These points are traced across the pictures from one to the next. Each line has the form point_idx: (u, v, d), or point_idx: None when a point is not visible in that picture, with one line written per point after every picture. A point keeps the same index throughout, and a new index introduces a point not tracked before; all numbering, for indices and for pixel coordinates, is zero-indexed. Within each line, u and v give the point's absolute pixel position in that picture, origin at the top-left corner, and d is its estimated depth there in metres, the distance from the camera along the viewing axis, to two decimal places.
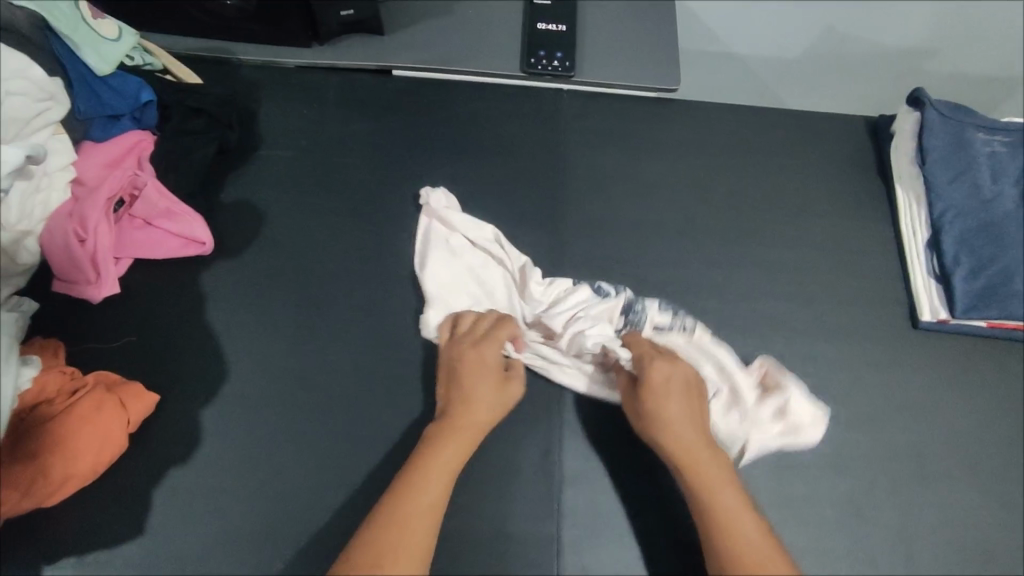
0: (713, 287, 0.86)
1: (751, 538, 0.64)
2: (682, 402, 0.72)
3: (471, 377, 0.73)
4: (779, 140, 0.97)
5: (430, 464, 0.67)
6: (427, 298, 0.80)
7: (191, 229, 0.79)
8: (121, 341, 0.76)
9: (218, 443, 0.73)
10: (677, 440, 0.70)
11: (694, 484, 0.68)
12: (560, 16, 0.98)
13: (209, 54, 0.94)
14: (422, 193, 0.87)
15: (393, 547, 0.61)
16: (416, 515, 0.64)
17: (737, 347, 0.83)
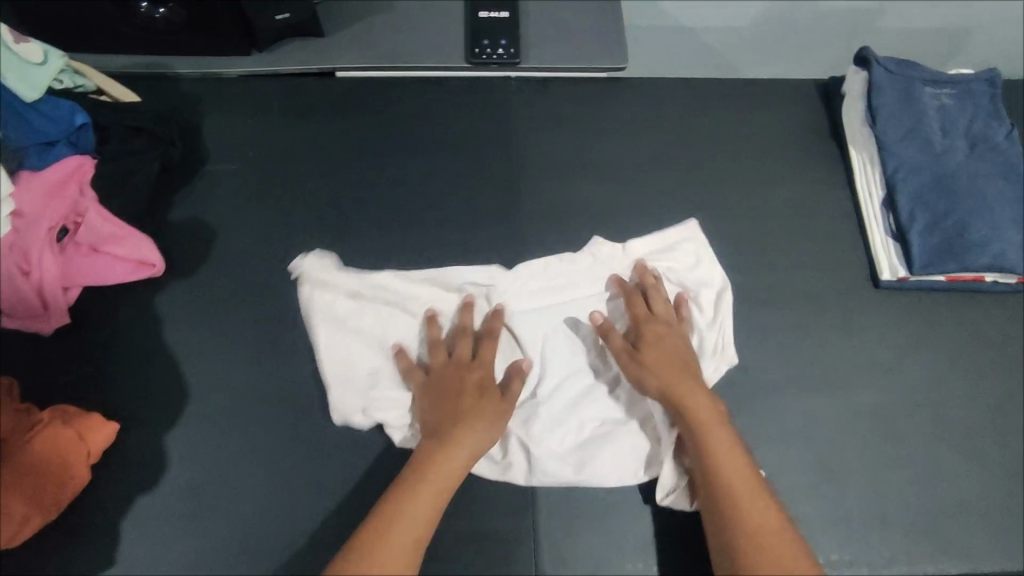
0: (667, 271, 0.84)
1: (748, 470, 0.68)
2: (679, 361, 0.75)
3: (463, 405, 0.71)
4: (732, 111, 0.96)
5: (438, 461, 0.68)
6: (327, 377, 0.75)
7: (139, 251, 0.78)
8: (76, 371, 0.75)
9: (185, 466, 0.72)
10: (671, 383, 0.73)
11: (696, 422, 0.70)
12: (501, 3, 0.97)
13: (143, 71, 0.91)
14: (294, 262, 0.81)
15: (395, 536, 0.63)
16: (419, 509, 0.65)
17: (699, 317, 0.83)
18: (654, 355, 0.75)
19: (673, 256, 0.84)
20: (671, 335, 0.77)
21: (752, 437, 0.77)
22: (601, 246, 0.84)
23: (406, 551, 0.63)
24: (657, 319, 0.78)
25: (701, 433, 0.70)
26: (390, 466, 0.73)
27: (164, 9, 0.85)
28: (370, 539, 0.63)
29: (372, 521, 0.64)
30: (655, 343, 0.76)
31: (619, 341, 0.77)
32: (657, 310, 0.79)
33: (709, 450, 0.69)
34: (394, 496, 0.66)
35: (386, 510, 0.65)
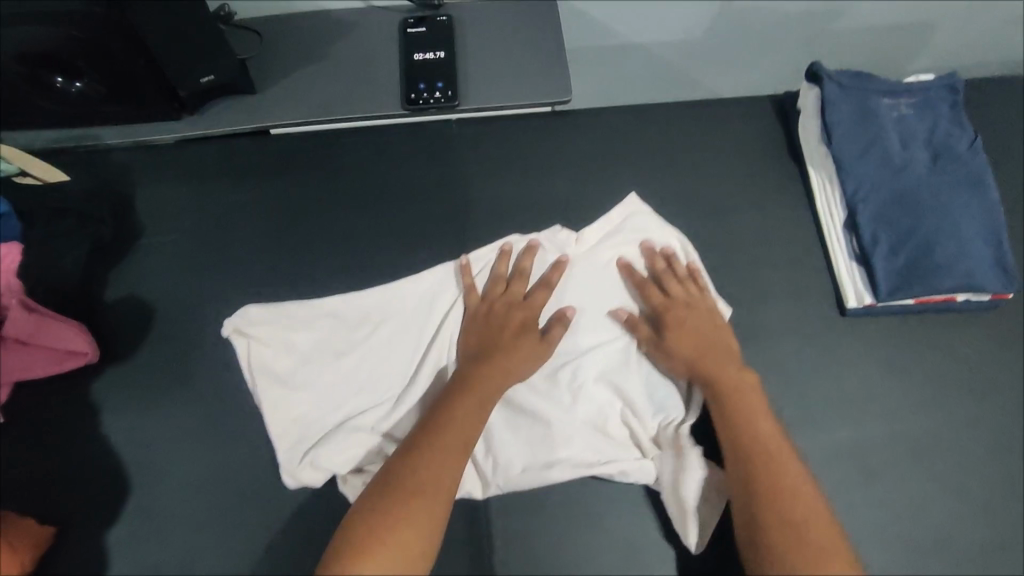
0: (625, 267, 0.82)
1: (775, 435, 0.68)
2: (707, 339, 0.75)
3: (511, 337, 0.75)
4: (685, 136, 0.92)
5: (469, 409, 0.68)
6: (275, 438, 0.73)
7: (70, 341, 0.74)
8: (12, 470, 0.73)
9: (129, 563, 0.70)
10: (704, 359, 0.74)
11: (726, 395, 0.71)
12: (437, 42, 0.93)
13: (74, 144, 0.88)
14: (224, 329, 0.78)
15: (431, 472, 0.62)
16: (453, 449, 0.64)
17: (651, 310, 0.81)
18: (682, 334, 0.76)
19: (622, 235, 0.83)
20: (694, 314, 0.77)
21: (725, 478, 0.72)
22: (556, 233, 0.83)
23: (440, 487, 0.62)
24: (683, 298, 0.78)
25: (735, 403, 0.70)
26: None
27: (80, 83, 0.81)
28: (407, 474, 0.62)
29: (405, 459, 0.63)
30: (673, 324, 0.76)
31: (643, 325, 0.78)
32: (675, 293, 0.79)
33: (742, 417, 0.69)
34: (426, 439, 0.65)
35: (419, 450, 0.64)
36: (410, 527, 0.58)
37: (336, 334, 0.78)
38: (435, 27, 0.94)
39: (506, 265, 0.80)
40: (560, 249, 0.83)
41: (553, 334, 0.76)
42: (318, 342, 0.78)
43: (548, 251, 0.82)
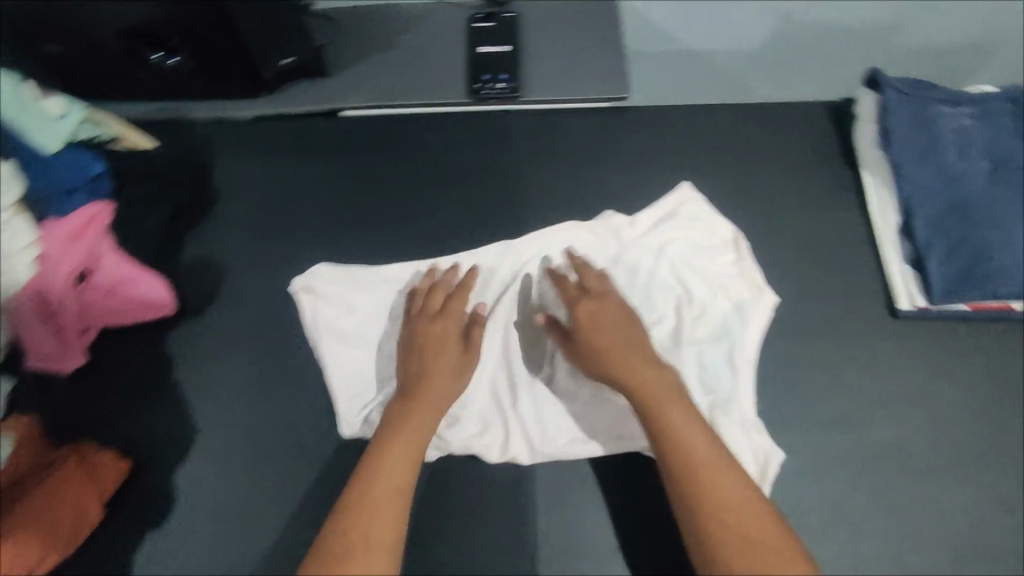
0: (679, 254, 0.86)
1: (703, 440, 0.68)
2: (621, 340, 0.74)
3: (430, 348, 0.75)
4: (739, 136, 0.94)
5: (396, 452, 0.69)
6: (335, 391, 0.78)
7: (152, 292, 0.81)
8: (92, 410, 0.79)
9: (193, 502, 0.74)
10: (620, 368, 0.73)
11: (646, 406, 0.71)
12: (502, 36, 0.97)
13: (161, 115, 0.95)
14: (291, 287, 0.82)
15: (367, 533, 0.63)
16: (386, 501, 0.66)
17: (700, 293, 0.84)
18: (592, 337, 0.74)
19: (678, 220, 0.87)
20: (605, 309, 0.76)
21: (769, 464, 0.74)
22: (611, 219, 0.87)
23: (378, 544, 0.63)
24: (589, 295, 0.77)
25: (652, 411, 0.70)
26: None
27: (176, 59, 0.86)
28: (342, 540, 0.63)
29: (339, 522, 0.64)
30: (588, 323, 0.75)
31: (557, 328, 0.78)
32: (592, 286, 0.78)
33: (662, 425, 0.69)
34: (356, 497, 0.66)
35: (351, 511, 0.65)
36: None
37: (403, 296, 0.82)
38: (502, 22, 0.98)
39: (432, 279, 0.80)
40: (615, 236, 0.86)
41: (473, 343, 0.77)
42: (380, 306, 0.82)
43: (602, 239, 0.86)
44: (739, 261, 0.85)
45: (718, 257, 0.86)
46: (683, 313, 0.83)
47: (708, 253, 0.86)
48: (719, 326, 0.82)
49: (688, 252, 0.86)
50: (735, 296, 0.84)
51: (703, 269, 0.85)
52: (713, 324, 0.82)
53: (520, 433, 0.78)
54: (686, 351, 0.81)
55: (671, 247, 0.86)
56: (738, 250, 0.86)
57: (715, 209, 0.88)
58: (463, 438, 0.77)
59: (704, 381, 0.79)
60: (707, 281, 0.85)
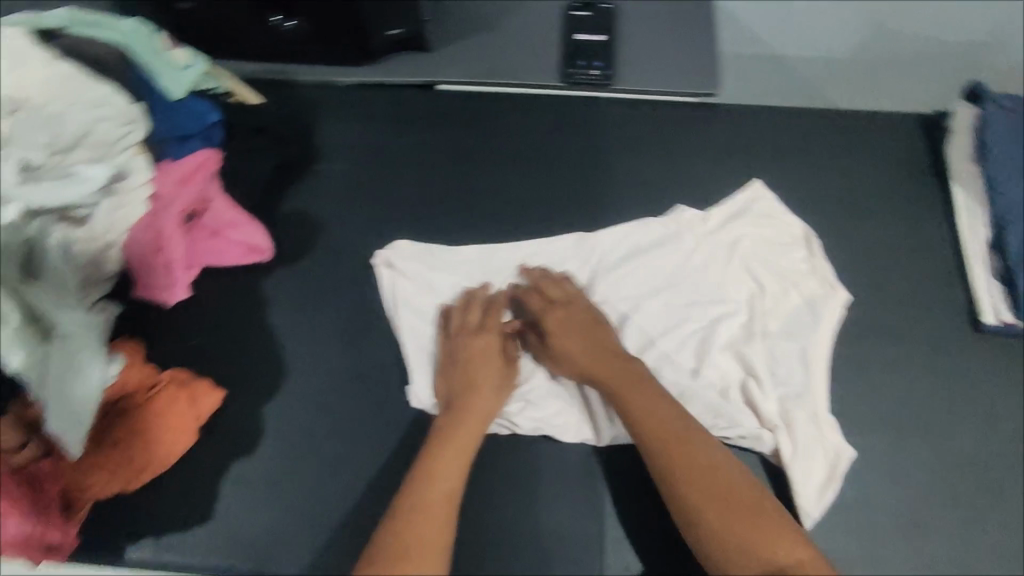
0: (759, 247, 0.87)
1: (686, 434, 0.70)
2: (591, 344, 0.77)
3: (476, 361, 0.78)
4: (825, 141, 0.95)
5: (445, 462, 0.71)
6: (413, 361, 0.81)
7: (253, 238, 0.86)
8: (191, 342, 0.84)
9: (280, 436, 0.79)
10: (592, 370, 0.76)
11: (623, 408, 0.73)
12: (599, 25, 1.00)
13: (267, 75, 0.99)
14: (377, 256, 0.87)
15: (418, 536, 0.66)
16: (434, 508, 0.68)
17: (775, 288, 0.84)
18: (563, 343, 0.77)
19: (747, 219, 0.88)
20: (571, 315, 0.79)
21: (840, 459, 0.75)
22: (684, 214, 0.88)
23: (431, 544, 0.66)
24: (556, 305, 0.80)
25: (626, 409, 0.73)
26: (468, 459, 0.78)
27: (293, 22, 0.94)
28: (392, 541, 0.65)
29: (389, 525, 0.67)
30: (556, 330, 0.78)
31: (535, 339, 0.81)
32: (553, 296, 0.81)
33: (642, 421, 0.72)
34: (406, 502, 0.68)
35: (401, 514, 0.67)
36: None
37: (483, 269, 0.85)
38: (598, 12, 1.01)
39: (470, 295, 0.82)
40: (694, 230, 0.88)
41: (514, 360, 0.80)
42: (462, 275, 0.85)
43: (680, 231, 0.88)
44: (810, 258, 0.86)
45: (791, 254, 0.86)
46: (754, 306, 0.83)
47: (782, 249, 0.87)
48: (795, 322, 0.82)
49: (759, 246, 0.87)
50: (807, 293, 0.84)
51: (777, 265, 0.86)
52: (784, 320, 0.83)
53: (590, 415, 0.78)
54: (758, 343, 0.80)
55: (742, 242, 0.87)
56: (810, 248, 0.87)
57: (787, 208, 0.90)
58: (535, 415, 0.78)
59: (774, 374, 0.79)
60: (782, 277, 0.85)
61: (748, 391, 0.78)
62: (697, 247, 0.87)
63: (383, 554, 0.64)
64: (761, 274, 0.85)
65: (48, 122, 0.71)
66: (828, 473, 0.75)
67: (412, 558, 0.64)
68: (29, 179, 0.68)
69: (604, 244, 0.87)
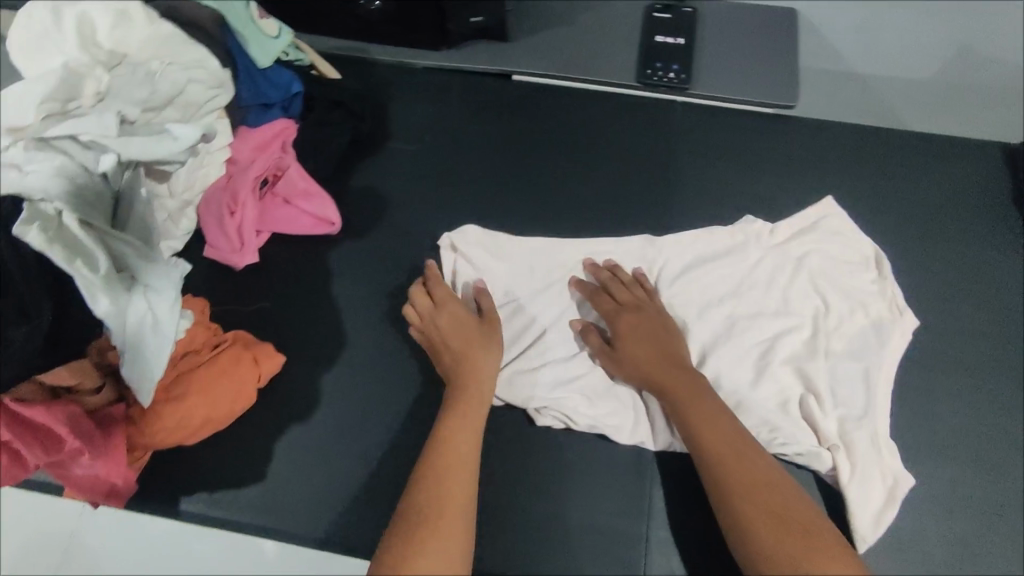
0: (827, 264, 0.85)
1: (745, 443, 0.69)
2: (657, 349, 0.77)
3: (450, 334, 0.78)
4: (899, 165, 0.94)
5: (461, 425, 0.72)
6: None
7: (323, 210, 0.87)
8: (255, 307, 0.85)
9: (335, 406, 0.80)
10: (657, 373, 0.75)
11: (683, 410, 0.72)
12: (679, 28, 1.00)
13: (347, 53, 1.01)
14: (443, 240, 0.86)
15: (446, 496, 0.66)
16: (457, 468, 0.68)
17: (840, 306, 0.83)
18: (631, 345, 0.78)
19: (818, 233, 0.87)
20: (641, 320, 0.79)
21: (899, 485, 0.74)
22: (752, 225, 0.87)
23: (452, 534, 0.63)
24: (625, 308, 0.80)
25: (686, 413, 0.72)
26: (518, 447, 0.78)
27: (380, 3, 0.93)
28: (422, 500, 0.65)
29: (417, 487, 0.67)
30: (627, 334, 0.78)
31: (595, 340, 0.80)
32: (622, 298, 0.81)
33: (699, 424, 0.71)
34: (431, 463, 0.69)
35: (428, 476, 0.68)
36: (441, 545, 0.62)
37: (545, 263, 0.86)
38: (679, 15, 1.00)
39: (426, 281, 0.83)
40: (760, 241, 0.87)
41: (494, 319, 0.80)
42: (525, 266, 0.85)
43: (747, 242, 0.87)
44: (880, 280, 0.85)
45: (860, 275, 0.85)
46: (817, 325, 0.82)
47: (850, 269, 0.85)
48: (856, 342, 0.81)
49: (827, 264, 0.85)
50: (874, 315, 0.83)
51: (845, 284, 0.84)
52: (848, 340, 0.81)
53: (646, 418, 0.78)
54: (821, 362, 0.79)
55: (810, 259, 0.85)
56: (879, 270, 0.86)
57: (858, 227, 0.88)
58: (590, 414, 0.78)
59: (835, 395, 0.78)
60: (847, 296, 0.84)
61: (807, 408, 0.77)
62: (765, 258, 0.86)
63: (414, 512, 0.65)
64: (827, 291, 0.84)
65: (147, 78, 0.72)
66: (885, 498, 0.73)
67: (443, 515, 0.64)
68: (126, 132, 0.69)
69: (669, 250, 0.86)
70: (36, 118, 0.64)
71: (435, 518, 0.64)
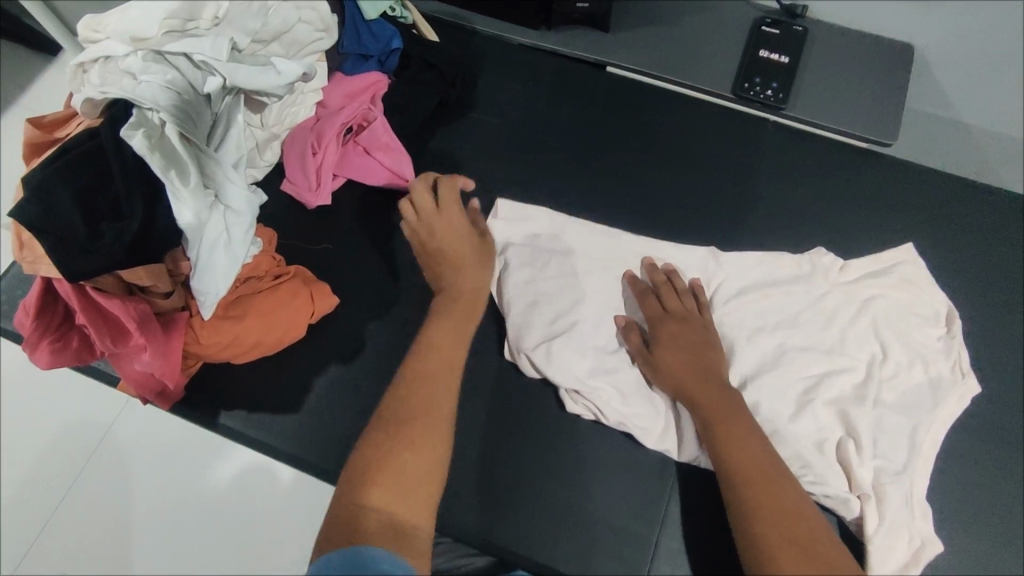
0: (893, 312, 0.83)
1: (772, 467, 0.68)
2: (697, 361, 0.76)
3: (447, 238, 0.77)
4: (993, 225, 0.90)
5: (444, 344, 0.71)
6: (518, 323, 0.82)
7: (400, 166, 0.89)
8: (319, 247, 0.88)
9: (377, 355, 0.82)
10: (696, 390, 0.74)
11: (713, 427, 0.71)
12: (785, 45, 0.97)
13: (448, 18, 1.03)
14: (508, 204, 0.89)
15: (425, 409, 0.67)
16: (438, 380, 0.69)
17: (898, 357, 0.80)
18: (670, 353, 0.76)
19: (890, 278, 0.84)
20: (686, 330, 0.78)
21: (925, 550, 0.72)
22: (822, 258, 0.85)
23: (418, 465, 0.63)
24: (671, 316, 0.79)
25: (721, 433, 0.71)
26: (545, 430, 0.79)
27: None
28: (405, 410, 0.66)
29: (398, 396, 0.67)
30: (667, 342, 0.77)
31: (634, 339, 0.79)
32: (671, 306, 0.80)
33: (730, 445, 0.70)
34: (413, 374, 0.69)
35: (408, 387, 0.68)
36: (420, 454, 0.64)
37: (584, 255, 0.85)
38: (788, 32, 0.97)
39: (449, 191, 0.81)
40: (827, 275, 0.85)
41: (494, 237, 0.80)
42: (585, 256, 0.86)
43: (812, 275, 0.85)
44: (946, 337, 0.82)
45: (926, 328, 0.82)
46: (871, 371, 0.80)
47: (916, 320, 0.82)
48: (907, 396, 0.79)
49: (894, 311, 0.83)
50: (933, 372, 0.80)
51: (909, 335, 0.81)
52: (901, 393, 0.79)
53: (675, 429, 0.78)
54: (869, 409, 0.77)
55: (876, 302, 0.83)
56: (949, 327, 0.82)
57: (934, 280, 0.85)
58: (623, 413, 0.78)
59: (876, 444, 0.76)
60: (908, 347, 0.81)
61: (843, 452, 0.75)
62: (827, 293, 0.84)
63: (396, 416, 0.66)
64: (890, 339, 0.81)
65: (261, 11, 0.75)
66: (907, 559, 0.71)
67: (422, 425, 0.66)
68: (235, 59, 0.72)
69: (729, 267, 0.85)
70: (157, 32, 0.68)
71: (416, 426, 0.65)
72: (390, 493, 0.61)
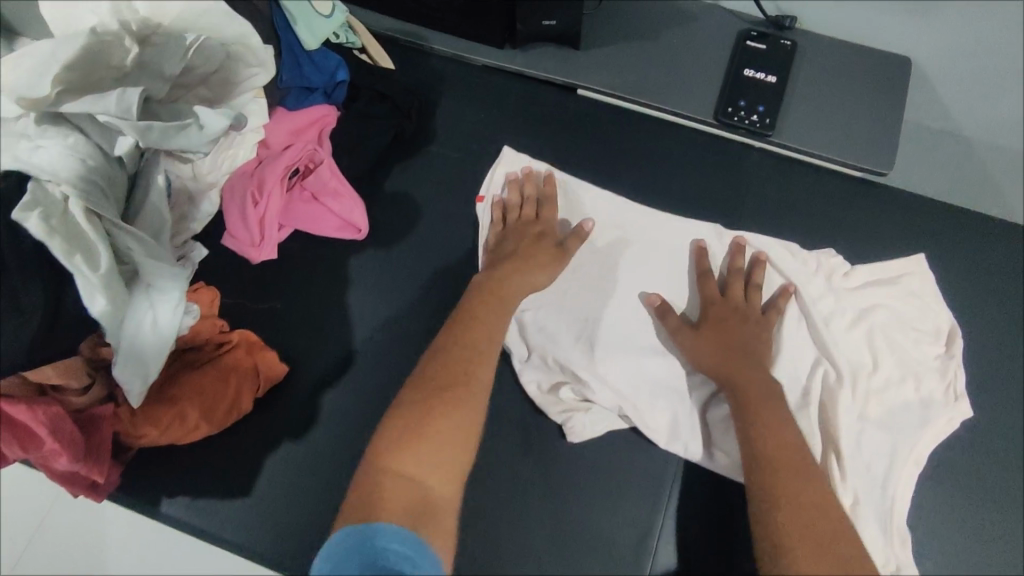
0: (886, 364, 0.77)
1: (795, 446, 0.68)
2: (736, 340, 0.75)
3: (531, 252, 0.78)
4: (994, 262, 0.83)
5: (495, 330, 0.73)
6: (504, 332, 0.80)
7: (351, 213, 0.82)
8: (267, 306, 0.81)
9: (332, 428, 0.76)
10: (730, 368, 0.73)
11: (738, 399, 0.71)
12: (772, 63, 0.88)
13: (402, 37, 0.93)
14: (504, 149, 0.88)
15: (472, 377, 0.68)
16: (485, 359, 0.70)
17: (889, 412, 0.76)
18: (709, 328, 0.76)
19: (896, 288, 0.79)
20: (730, 312, 0.77)
21: None
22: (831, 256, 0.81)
23: (451, 431, 0.64)
24: (721, 294, 0.78)
25: (742, 409, 0.71)
26: (516, 504, 0.75)
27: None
28: (450, 377, 0.68)
29: (445, 366, 0.69)
30: (709, 321, 0.76)
31: (672, 319, 0.78)
32: (730, 292, 0.78)
33: (751, 421, 0.70)
34: (462, 347, 0.71)
35: (455, 357, 0.70)
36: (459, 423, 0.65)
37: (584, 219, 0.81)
38: (776, 48, 0.89)
39: (527, 185, 0.84)
40: (819, 320, 0.78)
41: (569, 245, 0.79)
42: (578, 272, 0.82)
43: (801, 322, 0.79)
44: (945, 356, 0.78)
45: (925, 346, 0.78)
46: (857, 380, 0.76)
47: (915, 336, 0.78)
48: (903, 416, 0.75)
49: (892, 324, 0.78)
50: (924, 391, 0.76)
51: (905, 351, 0.77)
52: (888, 407, 0.76)
53: (663, 419, 0.77)
54: (854, 428, 0.75)
55: (876, 312, 0.79)
56: (950, 346, 0.78)
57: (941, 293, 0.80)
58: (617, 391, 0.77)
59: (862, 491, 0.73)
60: (900, 362, 0.77)
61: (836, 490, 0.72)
62: (817, 346, 0.78)
63: (443, 382, 0.67)
64: (885, 392, 0.76)
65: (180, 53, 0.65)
66: None
67: (462, 396, 0.67)
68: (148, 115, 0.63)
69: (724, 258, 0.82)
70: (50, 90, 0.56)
71: (461, 390, 0.67)
72: (422, 450, 0.62)
